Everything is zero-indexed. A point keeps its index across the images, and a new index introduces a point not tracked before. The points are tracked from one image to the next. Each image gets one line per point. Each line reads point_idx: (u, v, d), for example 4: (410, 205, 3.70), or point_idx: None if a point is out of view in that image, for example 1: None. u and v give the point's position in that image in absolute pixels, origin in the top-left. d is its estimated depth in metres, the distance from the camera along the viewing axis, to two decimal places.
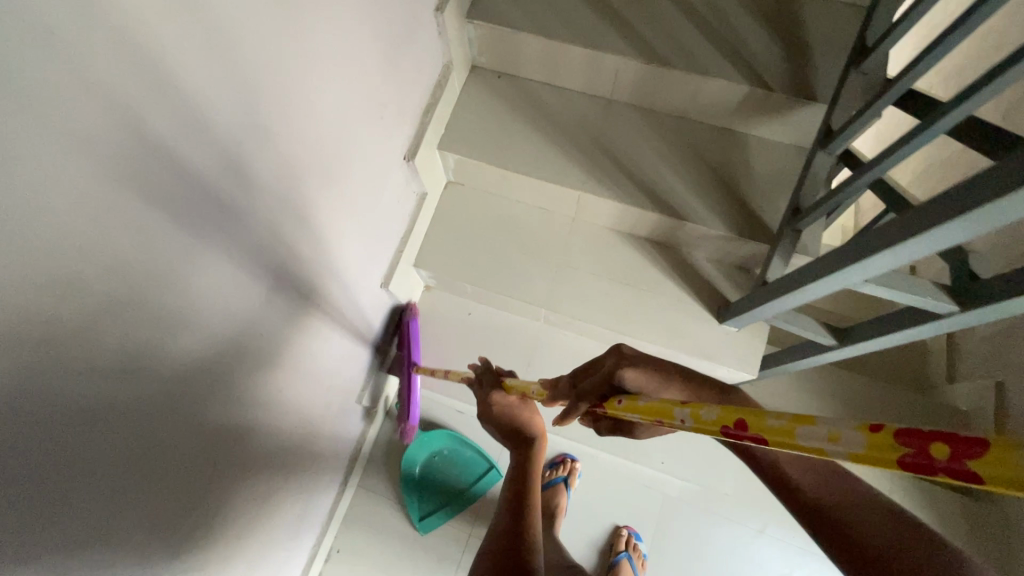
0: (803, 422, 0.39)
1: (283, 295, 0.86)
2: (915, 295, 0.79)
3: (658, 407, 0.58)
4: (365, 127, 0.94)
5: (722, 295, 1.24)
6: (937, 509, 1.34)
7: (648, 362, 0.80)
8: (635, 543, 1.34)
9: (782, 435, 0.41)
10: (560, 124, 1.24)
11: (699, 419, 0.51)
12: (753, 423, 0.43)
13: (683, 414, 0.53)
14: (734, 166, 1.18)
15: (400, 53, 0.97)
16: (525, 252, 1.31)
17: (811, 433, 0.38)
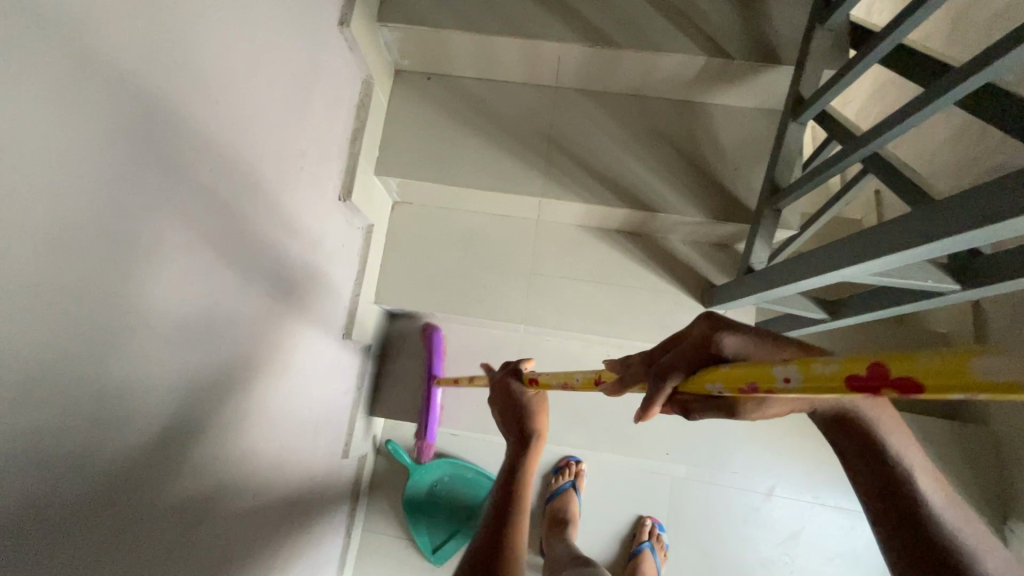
0: (974, 353, 0.29)
1: (234, 387, 0.77)
2: (914, 281, 0.73)
3: (749, 372, 0.44)
4: (287, 176, 0.82)
5: (707, 278, 1.17)
6: (929, 442, 1.43)
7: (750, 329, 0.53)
8: (658, 533, 1.33)
9: (941, 377, 0.30)
10: (505, 122, 1.11)
11: (811, 373, 0.38)
12: (899, 368, 0.32)
13: (786, 372, 0.40)
14: (700, 142, 1.08)
15: (309, 86, 0.83)
16: (495, 267, 1.21)
17: (1005, 365, 0.27)
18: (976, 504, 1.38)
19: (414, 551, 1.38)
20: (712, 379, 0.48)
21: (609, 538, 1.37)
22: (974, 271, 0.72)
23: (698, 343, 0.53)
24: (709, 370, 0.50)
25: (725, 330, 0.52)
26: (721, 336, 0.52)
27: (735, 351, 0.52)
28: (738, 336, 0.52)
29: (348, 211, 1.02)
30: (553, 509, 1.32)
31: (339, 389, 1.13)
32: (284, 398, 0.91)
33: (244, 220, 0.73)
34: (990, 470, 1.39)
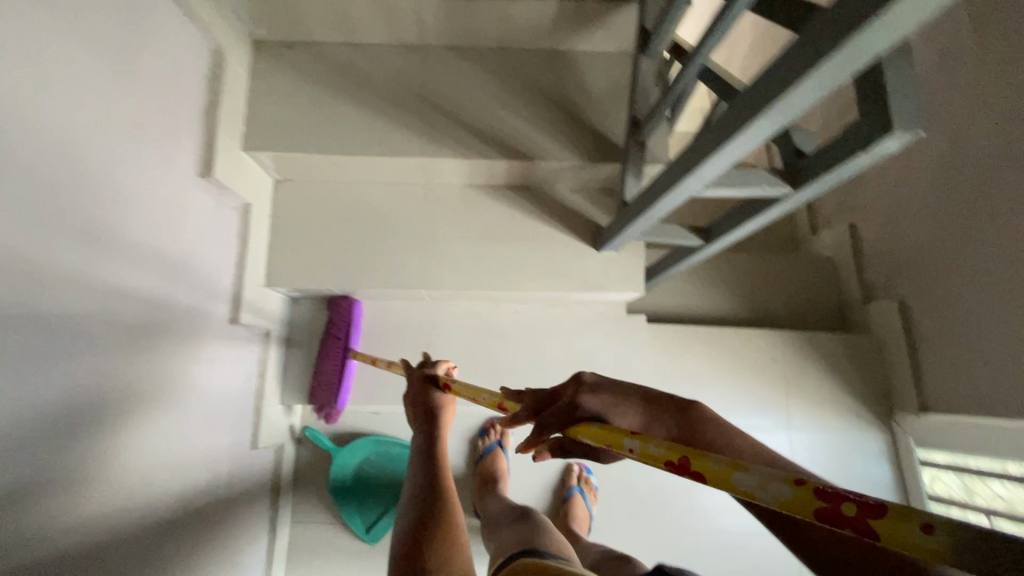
0: (739, 468, 0.39)
1: (105, 377, 0.73)
2: (752, 188, 0.79)
3: (609, 434, 0.52)
4: (136, 150, 0.77)
5: (594, 222, 1.21)
6: (822, 356, 1.56)
7: (610, 391, 0.62)
8: (586, 476, 1.39)
9: (722, 480, 0.40)
10: (376, 85, 1.09)
11: (646, 450, 0.46)
12: (698, 467, 0.41)
13: (631, 444, 0.48)
14: (569, 87, 1.11)
15: (143, 53, 0.78)
16: (389, 234, 1.19)
17: (749, 480, 0.38)
18: (863, 404, 1.54)
19: (349, 536, 1.35)
20: (583, 433, 0.56)
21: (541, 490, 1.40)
22: (800, 173, 0.79)
23: (573, 400, 0.62)
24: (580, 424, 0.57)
25: (586, 393, 0.62)
26: (585, 398, 0.62)
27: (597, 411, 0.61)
28: (598, 397, 0.62)
29: (216, 188, 0.98)
30: (483, 470, 1.34)
31: (234, 378, 1.09)
32: (169, 386, 0.87)
33: (88, 198, 0.68)
34: (872, 372, 1.56)
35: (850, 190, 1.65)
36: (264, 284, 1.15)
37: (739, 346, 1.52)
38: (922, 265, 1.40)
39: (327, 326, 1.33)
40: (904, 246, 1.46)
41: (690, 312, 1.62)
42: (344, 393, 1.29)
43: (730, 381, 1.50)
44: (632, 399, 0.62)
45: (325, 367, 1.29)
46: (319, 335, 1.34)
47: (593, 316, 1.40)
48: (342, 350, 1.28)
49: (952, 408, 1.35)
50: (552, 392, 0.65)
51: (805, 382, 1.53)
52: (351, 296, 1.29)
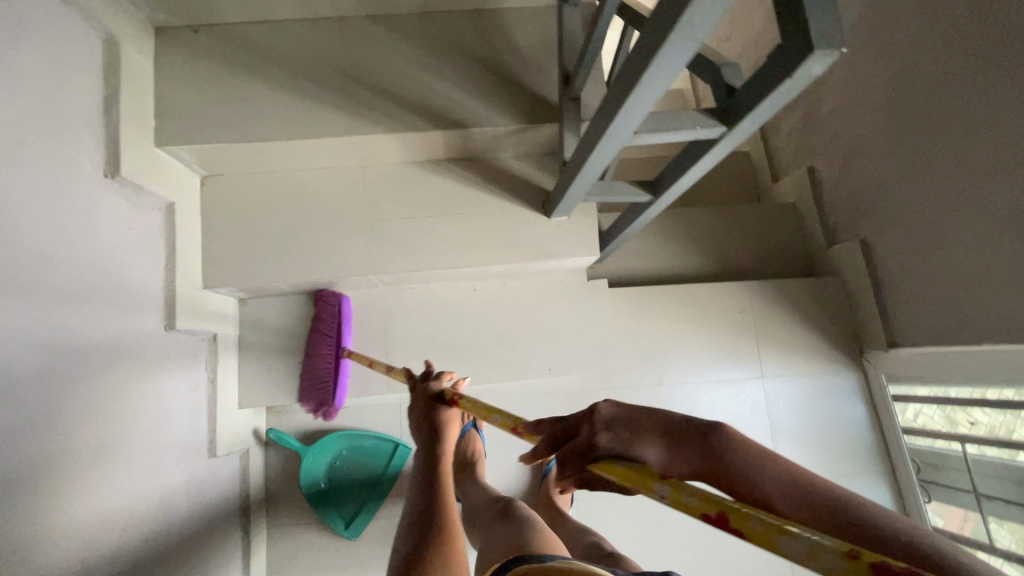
0: (784, 531, 0.37)
1: (17, 398, 0.68)
2: (684, 132, 0.75)
3: (636, 475, 0.48)
4: (25, 152, 0.71)
5: (543, 188, 1.17)
6: (792, 303, 1.54)
7: (628, 425, 0.54)
8: None
9: (763, 540, 0.38)
10: (294, 65, 1.04)
11: (679, 499, 0.44)
12: (739, 525, 0.39)
13: (662, 490, 0.45)
14: (498, 48, 1.06)
15: (24, 44, 0.72)
16: (329, 221, 1.14)
17: (798, 546, 0.36)
18: (835, 345, 1.54)
19: (328, 534, 1.32)
20: (606, 472, 0.51)
21: (519, 466, 1.38)
22: (731, 110, 0.75)
23: (588, 440, 0.54)
24: (603, 462, 0.52)
25: (602, 430, 0.54)
26: (600, 436, 0.54)
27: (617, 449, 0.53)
28: (615, 433, 0.54)
29: (129, 188, 0.92)
30: (458, 452, 1.31)
31: (180, 387, 1.04)
32: (98, 404, 0.82)
33: None
34: (842, 314, 1.55)
35: (806, 132, 1.63)
36: (202, 286, 1.10)
37: (706, 301, 1.50)
38: (881, 200, 1.39)
39: (314, 323, 1.28)
40: (862, 184, 1.44)
41: (655, 272, 1.60)
42: (342, 390, 1.26)
43: (702, 337, 1.48)
44: (653, 430, 0.54)
45: (318, 367, 1.25)
46: (305, 333, 1.28)
47: (554, 285, 1.37)
48: (335, 349, 1.24)
49: (920, 340, 1.35)
50: (569, 426, 0.58)
51: (777, 330, 1.53)
52: (339, 293, 1.25)
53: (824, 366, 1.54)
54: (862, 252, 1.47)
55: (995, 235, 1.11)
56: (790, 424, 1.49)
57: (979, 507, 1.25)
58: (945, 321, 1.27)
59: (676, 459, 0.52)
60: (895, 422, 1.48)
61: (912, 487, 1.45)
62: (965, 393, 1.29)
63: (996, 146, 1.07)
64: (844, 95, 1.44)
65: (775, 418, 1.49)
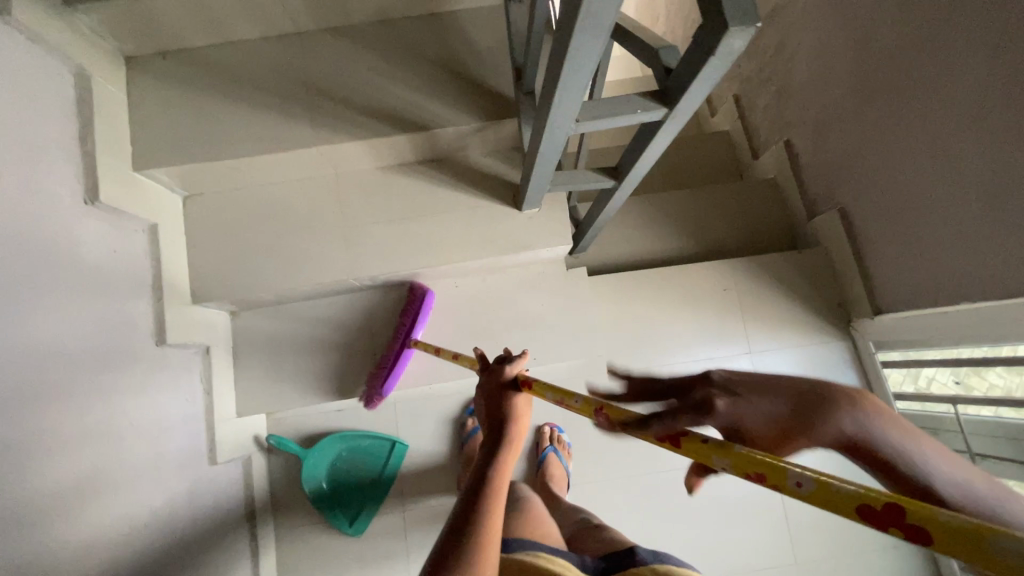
0: (990, 528, 0.28)
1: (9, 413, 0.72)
2: (626, 116, 0.77)
3: (764, 459, 0.39)
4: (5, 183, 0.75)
5: (512, 182, 1.20)
6: (776, 277, 1.55)
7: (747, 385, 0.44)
8: (559, 436, 1.41)
9: (954, 537, 0.30)
10: (260, 82, 1.08)
11: (822, 489, 0.35)
12: (920, 516, 0.31)
13: (801, 475, 0.37)
14: (454, 49, 1.10)
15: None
16: (307, 231, 1.18)
17: (1016, 546, 0.27)
18: (822, 315, 1.55)
19: (333, 533, 1.36)
20: (720, 453, 0.42)
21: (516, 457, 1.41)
22: (670, 91, 0.77)
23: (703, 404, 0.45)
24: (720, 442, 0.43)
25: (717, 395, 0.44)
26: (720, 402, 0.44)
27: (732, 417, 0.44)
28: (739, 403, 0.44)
29: (108, 212, 0.96)
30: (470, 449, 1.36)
31: (174, 399, 1.08)
32: (89, 418, 0.86)
33: None
34: (827, 284, 1.55)
35: (780, 106, 1.64)
36: (190, 302, 1.14)
37: (689, 281, 1.51)
38: (855, 167, 1.39)
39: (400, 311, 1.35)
40: (835, 153, 1.45)
41: (638, 257, 1.62)
42: (393, 380, 1.30)
43: (687, 317, 1.50)
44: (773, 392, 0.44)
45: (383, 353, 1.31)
46: (319, 337, 1.33)
47: (535, 277, 1.40)
48: (405, 338, 1.30)
49: (904, 303, 1.35)
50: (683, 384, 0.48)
51: (761, 305, 1.53)
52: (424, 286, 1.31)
53: (812, 337, 1.54)
54: (841, 222, 1.48)
55: (965, 193, 1.11)
56: None
57: (974, 466, 1.26)
58: (926, 283, 1.28)
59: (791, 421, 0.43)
60: (886, 388, 1.48)
61: None
62: (950, 353, 1.30)
63: (959, 104, 1.07)
64: (811, 66, 1.45)
65: None
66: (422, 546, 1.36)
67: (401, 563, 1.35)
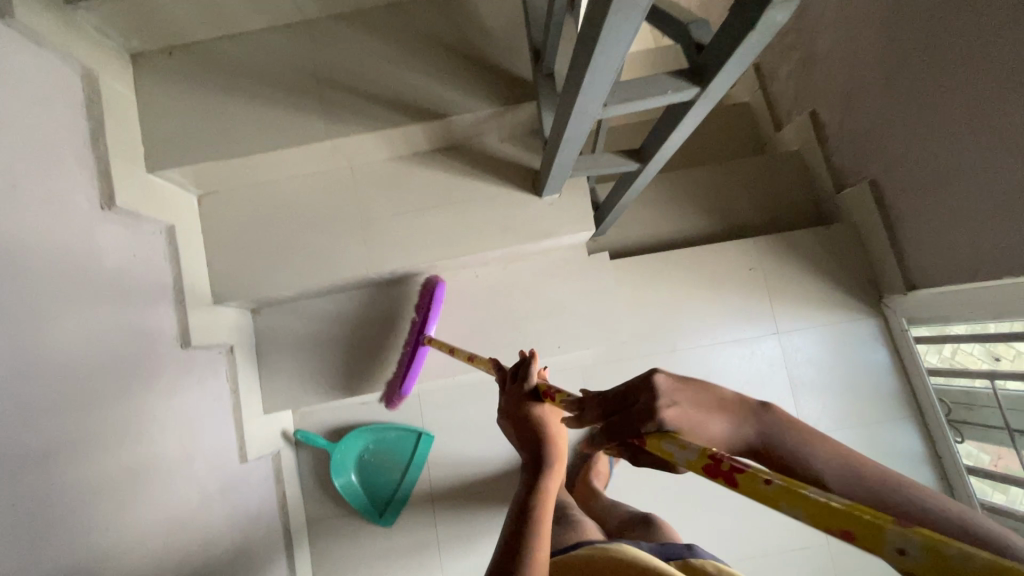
0: None
1: (36, 429, 0.72)
2: (655, 98, 0.73)
3: (851, 516, 0.37)
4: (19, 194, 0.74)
5: (531, 168, 1.16)
6: (802, 254, 1.50)
7: (685, 395, 0.56)
8: None
9: None
10: (269, 74, 1.05)
11: (935, 557, 0.34)
12: None
13: (900, 535, 0.35)
14: (467, 31, 1.05)
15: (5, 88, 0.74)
16: (325, 226, 1.16)
17: None
18: (851, 291, 1.50)
19: (363, 523, 1.38)
20: (785, 500, 0.41)
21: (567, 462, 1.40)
22: (702, 69, 0.72)
23: (644, 409, 0.56)
24: (761, 479, 0.43)
25: (666, 404, 0.55)
26: (665, 411, 0.55)
27: (677, 424, 0.55)
28: (685, 410, 0.56)
29: (125, 216, 0.95)
30: None
31: (202, 400, 1.09)
32: (119, 424, 0.86)
33: None
34: (857, 259, 1.51)
35: (805, 75, 1.57)
36: (212, 302, 1.14)
37: (713, 261, 1.47)
38: (886, 137, 1.33)
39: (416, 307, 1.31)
40: (866, 122, 1.39)
41: (659, 238, 1.58)
42: (410, 379, 1.27)
43: (711, 298, 1.46)
44: (715, 405, 0.57)
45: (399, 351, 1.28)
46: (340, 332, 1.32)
47: (556, 263, 1.37)
48: (417, 334, 1.24)
49: (938, 279, 1.31)
50: (620, 392, 0.59)
51: (788, 282, 1.49)
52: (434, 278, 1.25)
53: (841, 314, 1.50)
54: (872, 195, 1.42)
55: (1007, 163, 1.06)
56: (810, 376, 1.47)
57: (1013, 443, 1.21)
58: (964, 256, 1.23)
59: (734, 434, 0.57)
60: (919, 364, 1.44)
61: (942, 429, 1.42)
62: (983, 327, 1.27)
63: (999, 68, 1.01)
64: (840, 30, 1.38)
65: (794, 373, 1.47)
66: (452, 533, 1.38)
67: (431, 550, 1.37)
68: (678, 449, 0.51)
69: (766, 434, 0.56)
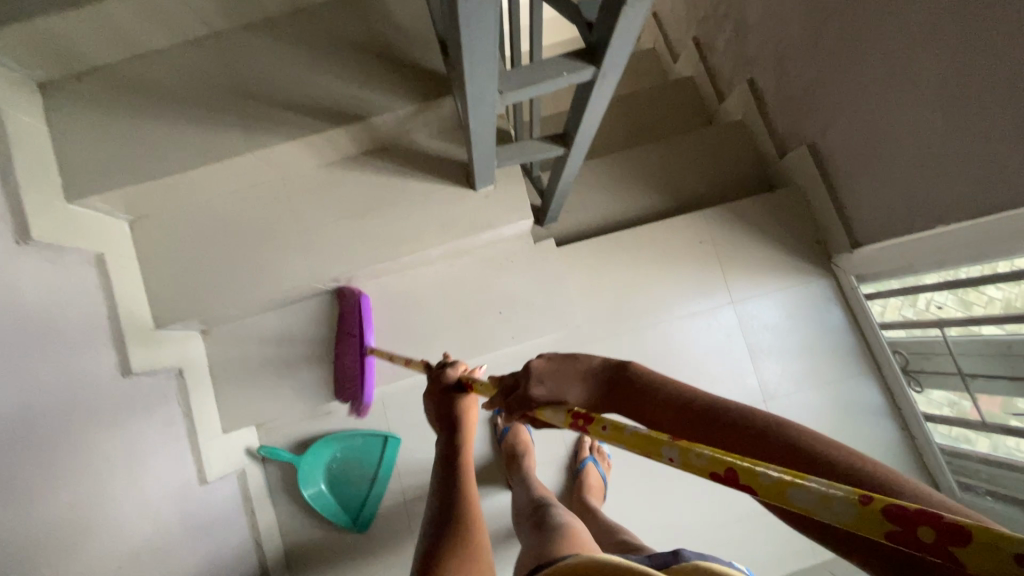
0: (797, 480, 0.38)
1: None
2: (550, 81, 0.73)
3: (643, 440, 0.49)
4: None
5: (463, 163, 1.16)
6: (750, 222, 1.52)
7: (557, 372, 0.64)
8: (598, 447, 1.40)
9: (775, 491, 0.39)
10: (182, 91, 1.04)
11: (689, 460, 0.45)
12: (748, 479, 0.40)
13: (672, 453, 0.46)
14: (379, 30, 1.05)
15: None
16: (262, 239, 1.15)
17: (809, 494, 0.37)
18: (802, 255, 1.52)
19: (339, 532, 1.38)
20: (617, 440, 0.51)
21: (554, 468, 1.40)
22: (594, 47, 0.73)
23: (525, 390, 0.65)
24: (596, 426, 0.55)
25: (534, 384, 0.64)
26: (534, 390, 0.64)
27: (546, 399, 0.63)
28: (548, 384, 0.63)
29: (45, 248, 0.93)
30: (507, 446, 1.36)
31: (153, 424, 1.08)
32: (61, 457, 0.85)
33: None
34: (804, 222, 1.52)
35: (738, 44, 1.58)
36: (155, 326, 1.13)
37: (662, 237, 1.48)
38: (817, 97, 1.35)
39: (337, 325, 1.32)
40: (796, 85, 1.40)
41: (609, 220, 1.59)
42: (371, 387, 1.31)
43: (663, 274, 1.47)
44: (575, 374, 0.63)
45: (343, 367, 1.31)
46: (293, 345, 1.31)
47: (502, 255, 1.37)
48: (360, 347, 1.28)
49: (881, 233, 1.33)
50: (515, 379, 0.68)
51: (740, 250, 1.50)
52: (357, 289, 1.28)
53: (794, 277, 1.52)
54: (811, 156, 1.43)
55: (929, 112, 1.07)
56: (768, 342, 1.49)
57: (966, 387, 1.25)
58: (901, 208, 1.24)
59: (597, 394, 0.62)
60: (872, 320, 1.46)
61: (899, 380, 1.44)
62: (951, 275, 1.23)
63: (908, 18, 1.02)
64: None
65: (752, 340, 1.49)
66: None
67: (408, 552, 1.37)
68: (555, 415, 0.60)
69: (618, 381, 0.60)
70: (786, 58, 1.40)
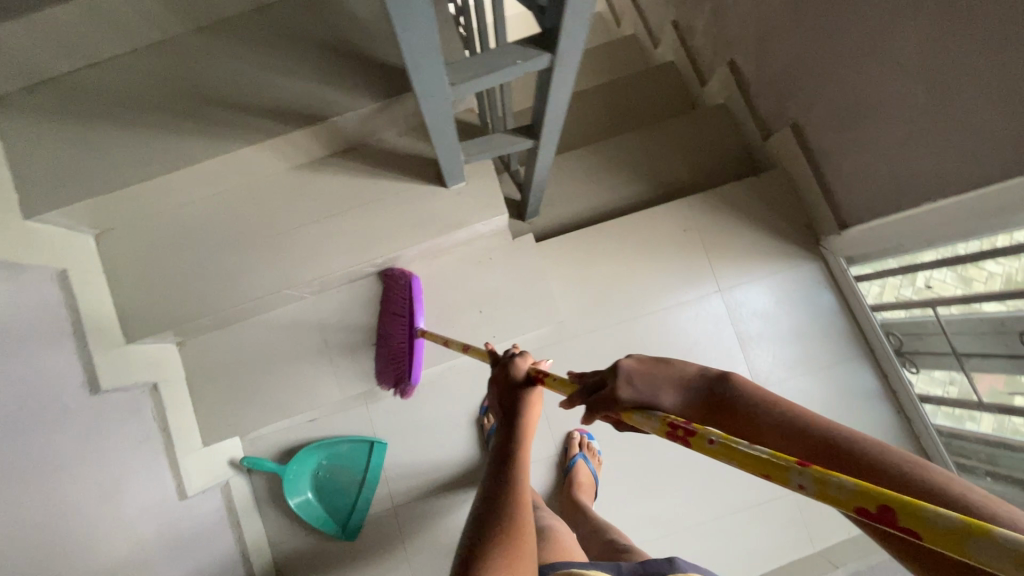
0: (980, 530, 0.29)
1: None
2: (504, 70, 0.70)
3: (765, 460, 0.40)
4: None
5: (434, 160, 1.14)
6: (735, 207, 1.48)
7: (653, 374, 0.57)
8: (588, 443, 1.37)
9: (950, 542, 0.30)
10: (138, 98, 1.01)
11: (824, 490, 0.36)
12: (912, 524, 0.32)
13: (800, 479, 0.38)
14: (338, 27, 1.02)
15: None
16: (231, 246, 1.12)
17: (996, 548, 0.28)
18: (789, 238, 1.49)
19: (328, 540, 1.36)
20: (726, 456, 0.43)
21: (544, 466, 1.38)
22: (548, 33, 0.69)
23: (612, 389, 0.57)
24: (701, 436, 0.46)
25: (623, 382, 0.57)
26: (622, 390, 0.56)
27: (636, 400, 0.56)
28: (638, 384, 0.56)
29: None
30: None
31: (128, 441, 1.06)
32: (34, 475, 0.84)
33: None
34: (790, 205, 1.49)
35: (716, 26, 1.54)
36: (125, 341, 1.11)
37: (645, 227, 1.45)
38: (797, 76, 1.31)
39: (383, 306, 1.30)
40: (776, 64, 1.36)
41: (592, 211, 1.56)
42: (417, 368, 1.27)
43: (648, 265, 1.44)
44: (671, 379, 0.57)
45: (393, 347, 1.27)
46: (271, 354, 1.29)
47: (481, 252, 1.34)
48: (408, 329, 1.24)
49: (869, 213, 1.29)
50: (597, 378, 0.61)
51: (725, 237, 1.47)
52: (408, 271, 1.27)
53: (782, 262, 1.49)
54: (795, 137, 1.40)
55: (912, 86, 1.04)
56: (758, 329, 1.46)
57: (961, 366, 1.22)
58: (888, 186, 1.21)
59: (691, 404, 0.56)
60: (863, 302, 1.43)
61: (893, 361, 1.41)
62: (951, 252, 1.18)
63: None
64: None
65: (742, 327, 1.46)
66: (417, 537, 1.36)
67: (399, 557, 1.35)
68: (646, 420, 0.52)
69: (721, 393, 0.54)
70: (763, 37, 1.36)
